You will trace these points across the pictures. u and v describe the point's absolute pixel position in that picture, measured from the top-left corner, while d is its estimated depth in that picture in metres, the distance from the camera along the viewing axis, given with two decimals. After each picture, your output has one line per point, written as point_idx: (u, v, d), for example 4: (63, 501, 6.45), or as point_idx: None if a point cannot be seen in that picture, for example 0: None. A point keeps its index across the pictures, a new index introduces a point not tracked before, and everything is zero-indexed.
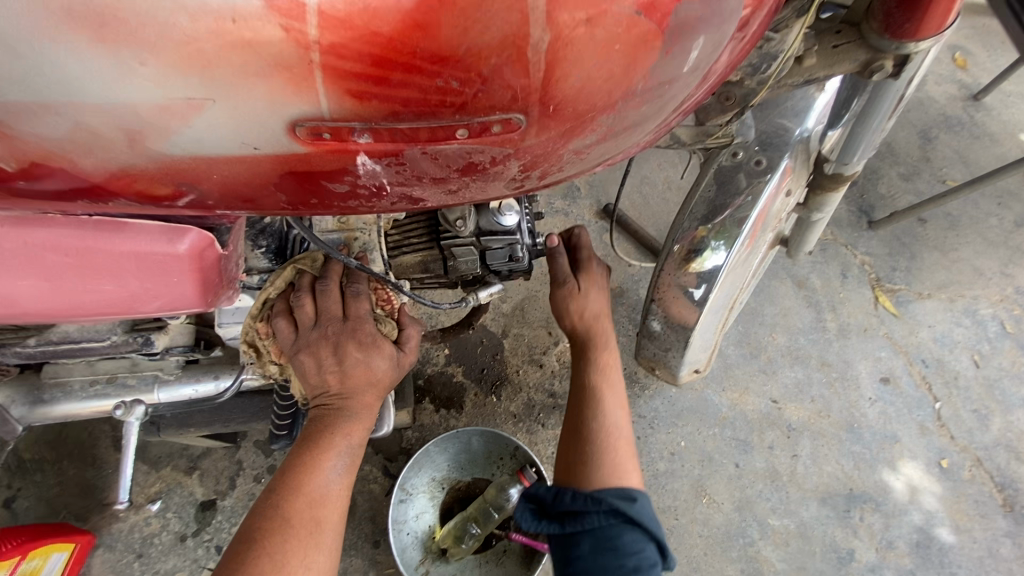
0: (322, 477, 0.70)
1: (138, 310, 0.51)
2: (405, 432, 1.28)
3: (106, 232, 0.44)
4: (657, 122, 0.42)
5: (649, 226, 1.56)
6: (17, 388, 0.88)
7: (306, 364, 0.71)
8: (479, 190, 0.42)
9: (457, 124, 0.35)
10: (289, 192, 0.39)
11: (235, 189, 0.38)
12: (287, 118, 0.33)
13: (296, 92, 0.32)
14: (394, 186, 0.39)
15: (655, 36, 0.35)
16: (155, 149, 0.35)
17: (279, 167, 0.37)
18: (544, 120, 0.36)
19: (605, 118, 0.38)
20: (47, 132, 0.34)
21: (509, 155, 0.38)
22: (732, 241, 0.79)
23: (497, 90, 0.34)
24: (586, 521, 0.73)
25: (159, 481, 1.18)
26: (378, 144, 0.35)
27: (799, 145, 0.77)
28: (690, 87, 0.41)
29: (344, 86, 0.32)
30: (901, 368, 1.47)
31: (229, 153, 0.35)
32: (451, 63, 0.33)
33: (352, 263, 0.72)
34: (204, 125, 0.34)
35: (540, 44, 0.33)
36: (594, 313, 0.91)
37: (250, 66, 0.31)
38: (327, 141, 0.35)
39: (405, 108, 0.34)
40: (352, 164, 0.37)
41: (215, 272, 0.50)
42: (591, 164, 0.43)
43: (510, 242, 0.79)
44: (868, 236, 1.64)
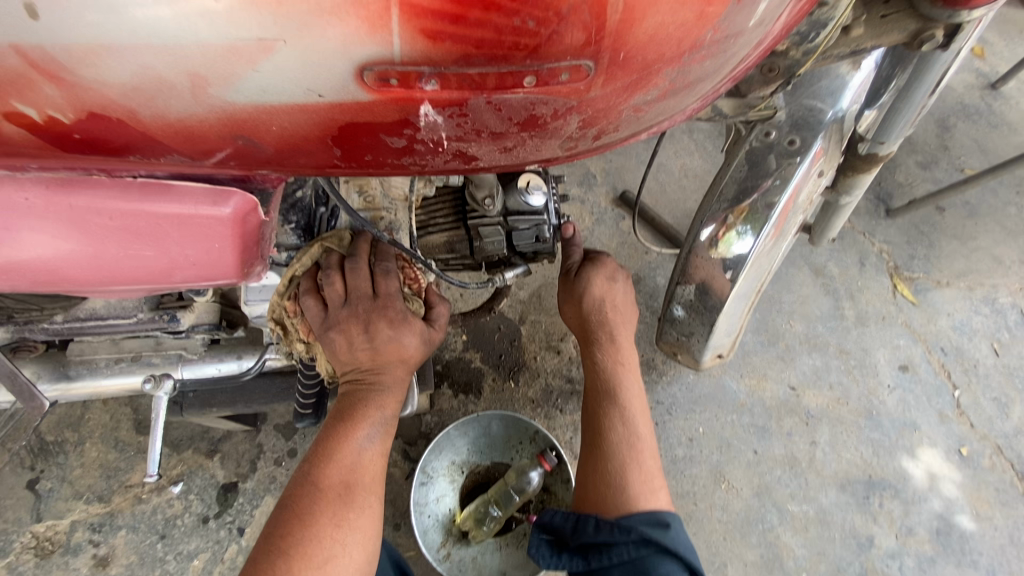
0: (354, 446, 0.70)
1: (178, 278, 0.51)
2: (424, 417, 1.28)
3: (150, 195, 0.44)
4: (717, 81, 0.42)
5: (666, 213, 1.55)
6: (43, 364, 0.88)
7: (337, 341, 0.71)
8: (534, 148, 0.42)
9: (526, 71, 0.34)
10: (345, 145, 0.39)
11: (290, 142, 0.38)
12: (355, 62, 0.33)
13: (369, 34, 0.32)
14: (451, 141, 0.39)
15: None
16: (218, 96, 0.34)
17: (340, 117, 0.37)
18: (613, 70, 0.36)
19: (670, 72, 0.38)
20: (110, 78, 0.33)
21: (571, 108, 0.38)
22: (760, 226, 0.79)
23: (572, 33, 0.33)
24: (615, 552, 0.75)
25: (181, 464, 1.19)
26: (443, 91, 0.35)
27: (834, 126, 0.75)
28: (756, 43, 0.40)
29: (418, 25, 0.31)
30: (919, 356, 1.46)
31: (291, 102, 0.35)
32: (530, 2, 0.32)
33: (383, 237, 0.72)
34: (270, 70, 0.33)
35: None
36: (606, 301, 0.92)
37: (325, 5, 0.31)
38: (392, 88, 0.34)
39: (477, 52, 0.33)
40: (414, 114, 0.36)
41: (256, 238, 0.49)
42: (646, 124, 0.42)
43: (537, 222, 0.79)
44: (887, 224, 1.63)
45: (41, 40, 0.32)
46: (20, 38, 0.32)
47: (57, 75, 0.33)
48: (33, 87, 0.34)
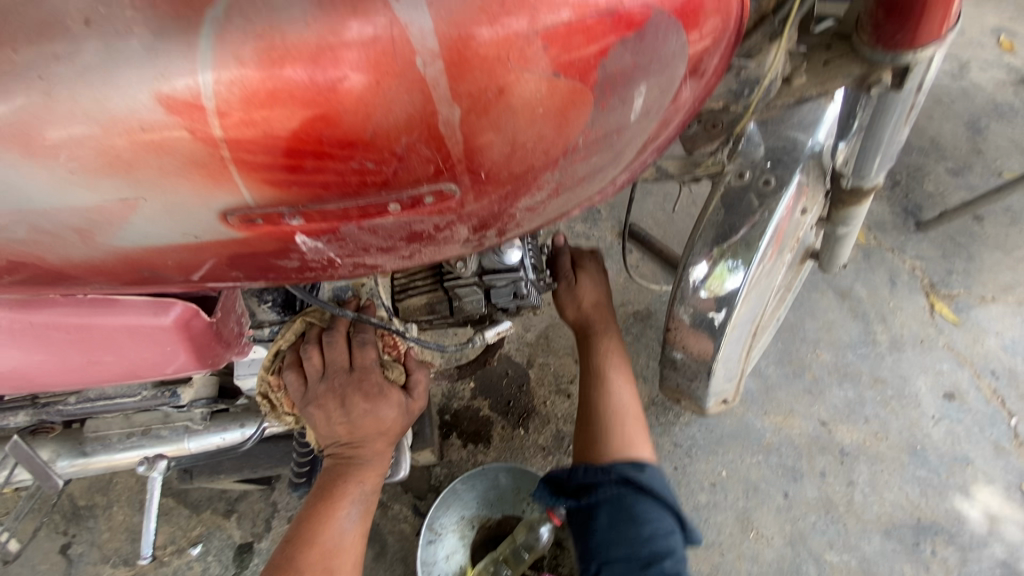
0: (335, 527, 0.73)
1: (142, 376, 0.54)
2: (434, 469, 1.27)
3: (99, 310, 0.47)
4: (615, 168, 0.41)
5: (675, 244, 1.51)
6: (62, 443, 0.93)
7: (316, 417, 0.72)
8: (435, 253, 0.42)
9: (387, 200, 0.35)
10: (244, 270, 0.40)
11: (190, 270, 0.39)
12: (217, 209, 0.34)
13: (218, 187, 0.33)
14: (344, 259, 0.40)
15: (584, 92, 0.34)
16: (106, 242, 0.36)
17: (225, 251, 0.37)
18: (478, 186, 0.36)
19: (547, 176, 0.38)
20: (10, 237, 0.35)
21: (451, 220, 0.38)
22: (750, 260, 0.73)
23: (416, 165, 0.34)
24: (601, 493, 0.78)
25: (200, 525, 1.22)
26: (312, 225, 0.36)
27: (811, 161, 0.73)
28: (645, 129, 0.40)
29: (262, 178, 0.33)
30: (966, 382, 1.34)
31: (175, 244, 0.36)
32: (361, 147, 0.33)
33: (349, 314, 0.72)
34: (144, 220, 0.34)
35: (451, 119, 0.33)
36: (593, 303, 0.91)
37: (169, 167, 0.32)
38: (261, 226, 0.35)
39: (328, 191, 0.34)
40: (293, 244, 0.37)
41: (205, 339, 0.51)
42: (548, 218, 0.43)
43: (514, 279, 0.77)
44: (918, 239, 1.52)
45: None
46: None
47: None
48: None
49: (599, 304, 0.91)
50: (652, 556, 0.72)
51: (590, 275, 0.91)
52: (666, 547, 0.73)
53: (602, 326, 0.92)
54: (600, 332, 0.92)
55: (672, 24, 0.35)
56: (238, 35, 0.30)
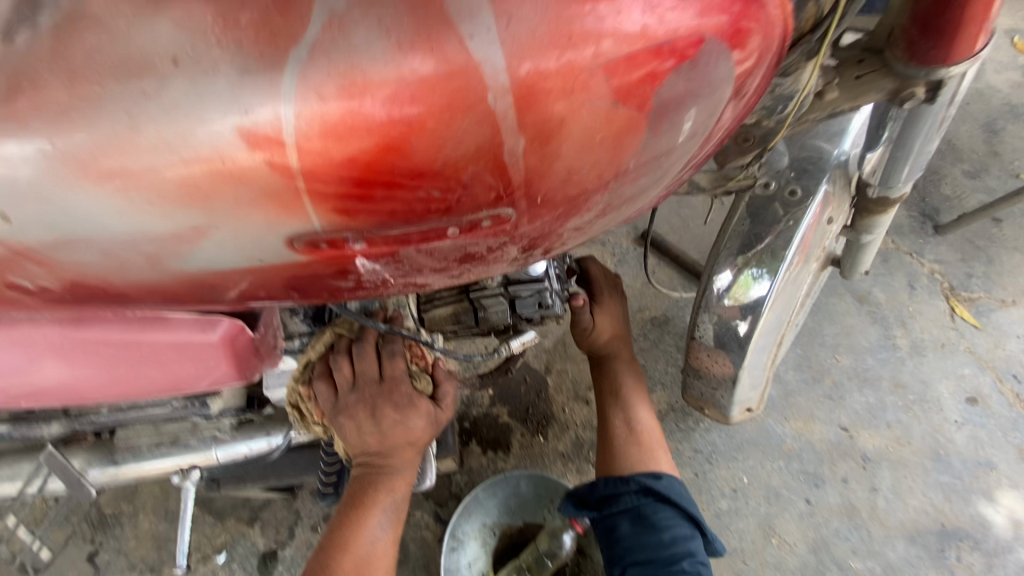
0: (367, 535, 0.74)
1: (184, 389, 0.55)
2: (454, 477, 1.28)
3: (145, 327, 0.48)
4: (661, 188, 0.42)
5: (690, 250, 1.51)
6: (93, 453, 0.94)
7: (347, 427, 0.73)
8: (483, 271, 0.43)
9: (447, 225, 0.37)
10: (300, 290, 0.41)
11: (246, 290, 0.40)
12: (286, 235, 0.35)
13: (289, 215, 0.34)
14: (397, 279, 0.41)
15: (641, 120, 0.35)
16: (170, 264, 0.37)
17: (287, 274, 0.38)
18: (533, 210, 0.37)
19: (599, 199, 0.39)
20: (82, 260, 0.36)
21: (504, 242, 0.40)
22: (776, 269, 0.74)
23: (479, 192, 0.35)
24: (621, 502, 0.85)
25: (225, 532, 1.24)
26: (374, 248, 0.37)
27: (838, 170, 0.73)
28: (692, 151, 0.41)
29: (331, 207, 0.34)
30: (989, 386, 1.33)
31: (238, 267, 0.37)
32: (429, 176, 0.34)
33: (379, 326, 0.73)
34: (213, 246, 0.36)
35: (515, 148, 0.34)
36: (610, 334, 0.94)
37: (244, 198, 0.33)
38: (325, 250, 0.36)
39: (393, 218, 0.35)
40: (353, 267, 0.38)
41: (247, 353, 0.52)
42: (592, 236, 0.44)
43: (538, 289, 0.78)
44: (936, 242, 1.52)
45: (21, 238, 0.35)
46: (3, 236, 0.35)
47: (42, 259, 0.37)
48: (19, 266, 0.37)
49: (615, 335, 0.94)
50: (671, 560, 0.79)
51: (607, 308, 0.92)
52: (687, 551, 0.80)
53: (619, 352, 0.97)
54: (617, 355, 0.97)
55: (725, 48, 0.35)
56: (322, 76, 0.31)
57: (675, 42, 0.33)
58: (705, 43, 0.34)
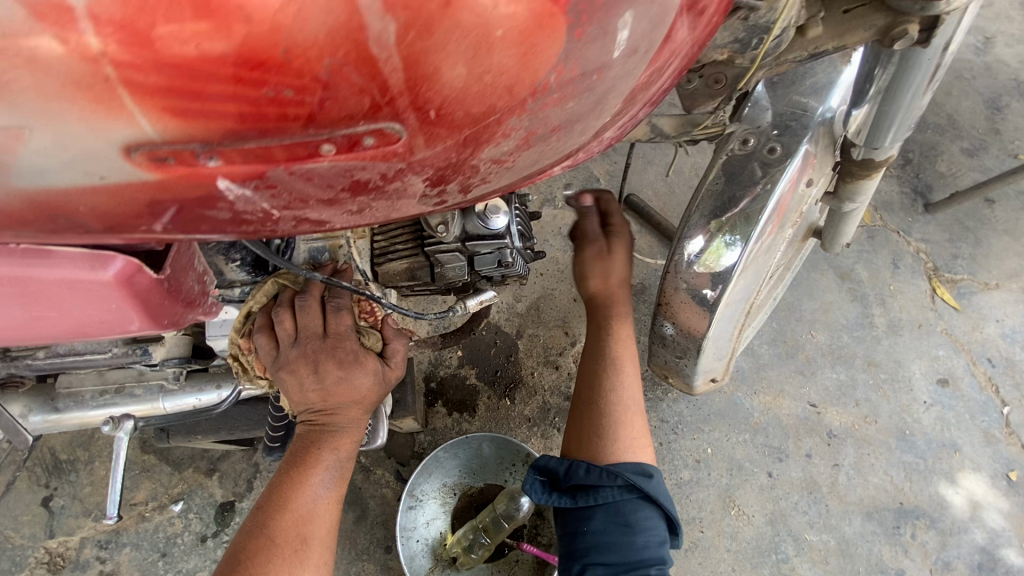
0: (309, 494, 0.70)
1: (92, 333, 0.51)
2: (417, 436, 1.26)
3: (31, 262, 0.43)
4: (598, 116, 0.37)
5: (674, 217, 1.46)
6: (34, 398, 0.91)
7: (287, 382, 0.69)
8: (388, 208, 0.38)
9: (322, 138, 0.32)
10: (170, 224, 0.35)
11: (117, 224, 0.35)
12: (119, 142, 0.30)
13: (108, 115, 0.29)
14: (279, 212, 0.36)
15: (553, 16, 0.31)
16: (2, 180, 0.32)
17: (143, 196, 0.33)
18: (427, 127, 0.33)
19: (512, 121, 0.34)
20: None
21: (401, 169, 0.35)
22: (748, 236, 0.69)
23: (346, 95, 0.31)
24: (600, 496, 0.76)
25: (182, 482, 1.22)
26: (231, 167, 0.32)
27: (821, 128, 0.68)
28: (636, 69, 0.36)
29: (157, 103, 0.29)
30: (961, 369, 1.32)
31: (75, 185, 0.32)
32: (277, 70, 0.29)
33: (319, 277, 0.68)
34: (36, 151, 0.30)
35: (385, 35, 0.29)
36: (620, 280, 0.88)
37: (46, 84, 0.28)
38: (174, 166, 0.32)
39: (246, 125, 0.31)
40: (215, 190, 0.33)
41: (155, 297, 0.47)
42: (521, 174, 0.39)
43: (499, 246, 0.74)
44: (925, 221, 1.48)
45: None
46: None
47: None
48: None
49: (624, 283, 0.89)
50: (642, 566, 0.72)
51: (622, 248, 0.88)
52: (659, 558, 0.73)
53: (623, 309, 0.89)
54: (617, 315, 0.89)
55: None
56: None
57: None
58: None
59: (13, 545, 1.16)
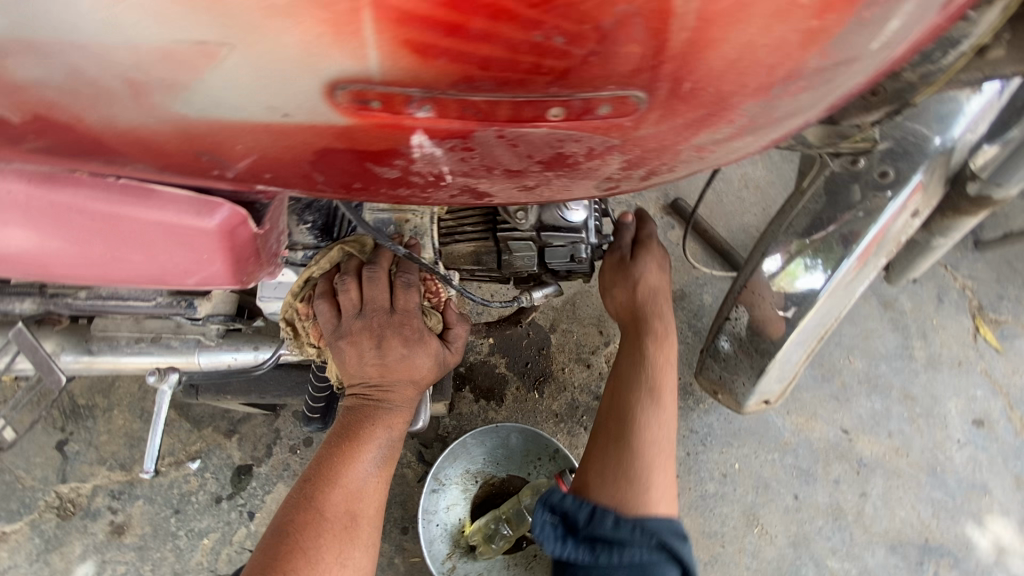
0: (359, 470, 0.68)
1: (168, 282, 0.48)
2: (442, 420, 1.24)
3: (132, 200, 0.40)
4: (809, 117, 0.39)
5: (720, 226, 1.43)
6: (66, 337, 0.87)
7: (346, 353, 0.67)
8: (566, 176, 0.42)
9: (550, 96, 0.34)
10: (325, 168, 0.40)
11: (261, 157, 0.38)
12: (327, 77, 0.33)
13: (338, 44, 0.31)
14: (456, 168, 0.40)
15: (838, 3, 0.32)
16: (162, 105, 0.34)
17: (314, 137, 0.37)
18: (667, 100, 0.35)
19: (747, 107, 0.36)
20: (49, 79, 0.33)
21: (610, 139, 0.38)
22: (835, 262, 0.68)
23: (615, 62, 0.33)
24: (624, 554, 0.67)
25: (200, 441, 1.20)
26: (441, 113, 0.35)
27: (939, 158, 0.63)
28: (865, 74, 0.37)
29: (408, 37, 0.31)
30: (998, 412, 1.29)
31: (243, 117, 0.35)
32: (556, 15, 0.31)
33: (399, 251, 0.64)
34: (222, 78, 0.33)
35: (690, 7, 0.31)
36: (651, 289, 0.84)
37: (276, 4, 0.30)
38: (374, 110, 0.35)
39: (484, 73, 0.33)
40: (409, 136, 0.37)
41: (249, 253, 0.45)
42: (710, 160, 0.42)
43: (574, 240, 0.72)
44: (975, 257, 1.44)
45: (21, 32, 0.32)
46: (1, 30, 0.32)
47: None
48: None
49: (657, 291, 0.84)
50: None
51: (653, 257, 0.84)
52: None
53: (661, 325, 0.83)
54: (656, 333, 0.83)
55: None
56: None
57: None
58: None
59: (24, 486, 1.14)
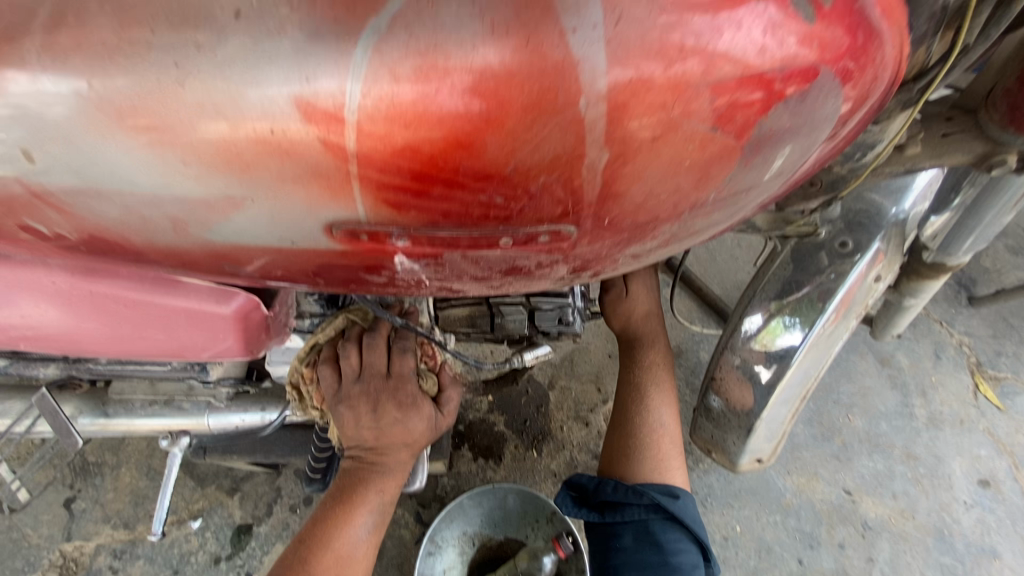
0: (350, 535, 0.71)
1: (186, 356, 0.53)
2: (441, 479, 1.25)
3: (159, 289, 0.46)
4: (728, 222, 0.41)
5: (714, 285, 1.47)
6: (85, 402, 0.92)
7: (345, 417, 0.70)
8: (523, 285, 0.42)
9: (501, 234, 0.35)
10: (326, 277, 0.40)
11: (269, 273, 0.40)
12: (325, 221, 0.34)
13: (332, 199, 0.33)
14: (432, 281, 0.40)
15: (734, 149, 0.34)
16: (199, 235, 0.36)
17: (314, 260, 0.38)
18: (597, 230, 0.36)
19: (666, 228, 0.38)
20: (103, 215, 0.35)
21: (556, 260, 0.38)
22: (812, 322, 0.70)
23: (545, 205, 0.34)
24: (627, 513, 0.73)
25: (203, 499, 1.22)
26: (416, 247, 0.36)
27: (894, 228, 0.69)
28: (772, 189, 0.39)
29: (381, 197, 0.33)
30: (1004, 472, 1.28)
31: (264, 244, 0.36)
32: (496, 180, 0.32)
33: (396, 322, 0.69)
34: (244, 220, 0.35)
35: (597, 163, 0.32)
36: (642, 314, 0.85)
37: (288, 173, 0.32)
38: (364, 242, 0.35)
39: (445, 220, 0.34)
40: (389, 262, 0.37)
41: (259, 331, 0.51)
42: (646, 262, 0.43)
43: (561, 304, 0.77)
44: (968, 314, 1.47)
45: (37, 179, 0.34)
46: (20, 174, 0.34)
47: (56, 204, 0.35)
48: (38, 212, 0.36)
49: (651, 316, 0.86)
50: None
51: (642, 282, 0.84)
52: None
53: (652, 340, 0.87)
54: (646, 344, 0.87)
55: (834, 85, 0.34)
56: (399, 52, 0.29)
57: (791, 69, 0.32)
58: (820, 75, 0.33)
59: (29, 544, 1.16)
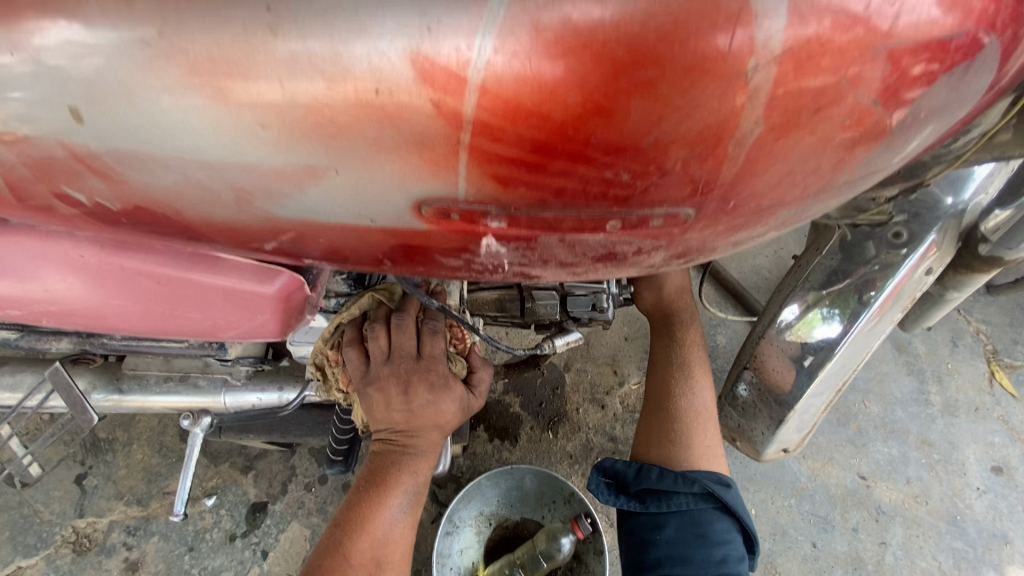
0: (386, 515, 0.69)
1: (218, 336, 0.51)
2: (457, 459, 1.24)
3: (195, 266, 0.43)
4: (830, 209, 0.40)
5: (732, 268, 1.45)
6: (99, 375, 0.90)
7: (374, 399, 0.68)
8: (607, 273, 0.41)
9: (613, 216, 0.34)
10: (391, 257, 0.38)
11: (325, 249, 0.38)
12: (415, 198, 0.32)
13: (433, 172, 0.31)
14: (513, 266, 0.38)
15: (885, 129, 0.33)
16: (262, 210, 0.34)
17: (392, 236, 0.35)
18: (716, 215, 0.35)
19: (781, 213, 0.36)
20: (158, 183, 0.33)
21: (658, 246, 0.37)
22: (853, 315, 0.69)
23: (674, 185, 0.32)
24: (673, 503, 0.72)
25: (217, 476, 1.21)
26: (512, 228, 0.34)
27: (951, 220, 0.65)
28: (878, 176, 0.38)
29: (491, 170, 0.31)
30: (1017, 459, 1.28)
31: (331, 220, 0.34)
32: (628, 154, 0.31)
33: (432, 303, 0.66)
34: (321, 192, 0.32)
35: (747, 139, 0.31)
36: (678, 288, 0.85)
37: (387, 140, 0.30)
38: (454, 222, 0.34)
39: (556, 199, 0.32)
40: (474, 245, 0.36)
41: (297, 311, 0.48)
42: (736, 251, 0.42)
43: (595, 290, 0.75)
44: (986, 302, 1.46)
45: (82, 140, 0.31)
46: (63, 135, 0.31)
47: (103, 170, 0.33)
48: (79, 177, 0.33)
49: (684, 291, 0.86)
50: None
51: None
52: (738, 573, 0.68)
53: (689, 316, 0.86)
54: (683, 322, 0.86)
55: (992, 60, 0.33)
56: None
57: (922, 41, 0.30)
58: (984, 50, 0.32)
59: (41, 520, 1.15)
